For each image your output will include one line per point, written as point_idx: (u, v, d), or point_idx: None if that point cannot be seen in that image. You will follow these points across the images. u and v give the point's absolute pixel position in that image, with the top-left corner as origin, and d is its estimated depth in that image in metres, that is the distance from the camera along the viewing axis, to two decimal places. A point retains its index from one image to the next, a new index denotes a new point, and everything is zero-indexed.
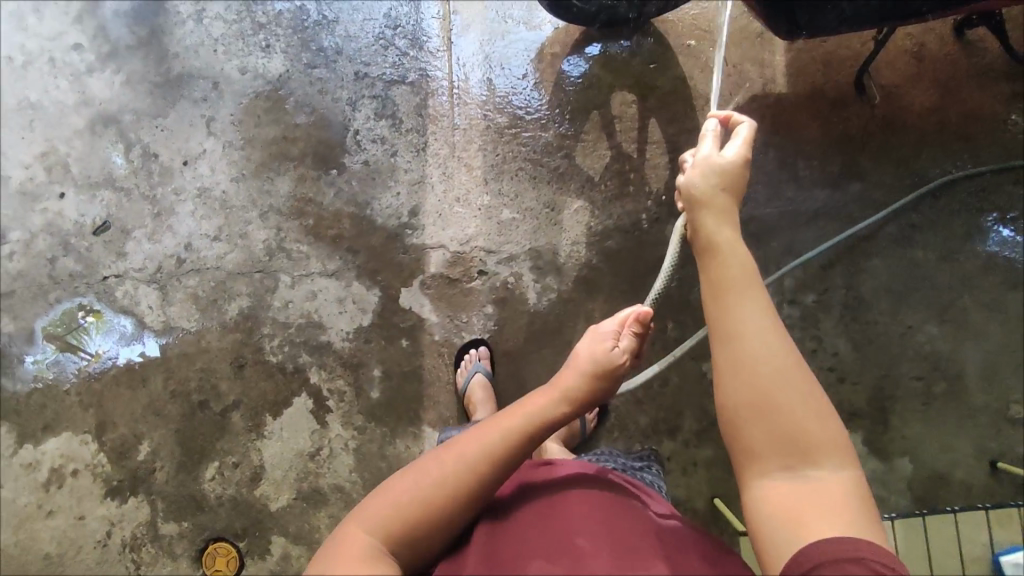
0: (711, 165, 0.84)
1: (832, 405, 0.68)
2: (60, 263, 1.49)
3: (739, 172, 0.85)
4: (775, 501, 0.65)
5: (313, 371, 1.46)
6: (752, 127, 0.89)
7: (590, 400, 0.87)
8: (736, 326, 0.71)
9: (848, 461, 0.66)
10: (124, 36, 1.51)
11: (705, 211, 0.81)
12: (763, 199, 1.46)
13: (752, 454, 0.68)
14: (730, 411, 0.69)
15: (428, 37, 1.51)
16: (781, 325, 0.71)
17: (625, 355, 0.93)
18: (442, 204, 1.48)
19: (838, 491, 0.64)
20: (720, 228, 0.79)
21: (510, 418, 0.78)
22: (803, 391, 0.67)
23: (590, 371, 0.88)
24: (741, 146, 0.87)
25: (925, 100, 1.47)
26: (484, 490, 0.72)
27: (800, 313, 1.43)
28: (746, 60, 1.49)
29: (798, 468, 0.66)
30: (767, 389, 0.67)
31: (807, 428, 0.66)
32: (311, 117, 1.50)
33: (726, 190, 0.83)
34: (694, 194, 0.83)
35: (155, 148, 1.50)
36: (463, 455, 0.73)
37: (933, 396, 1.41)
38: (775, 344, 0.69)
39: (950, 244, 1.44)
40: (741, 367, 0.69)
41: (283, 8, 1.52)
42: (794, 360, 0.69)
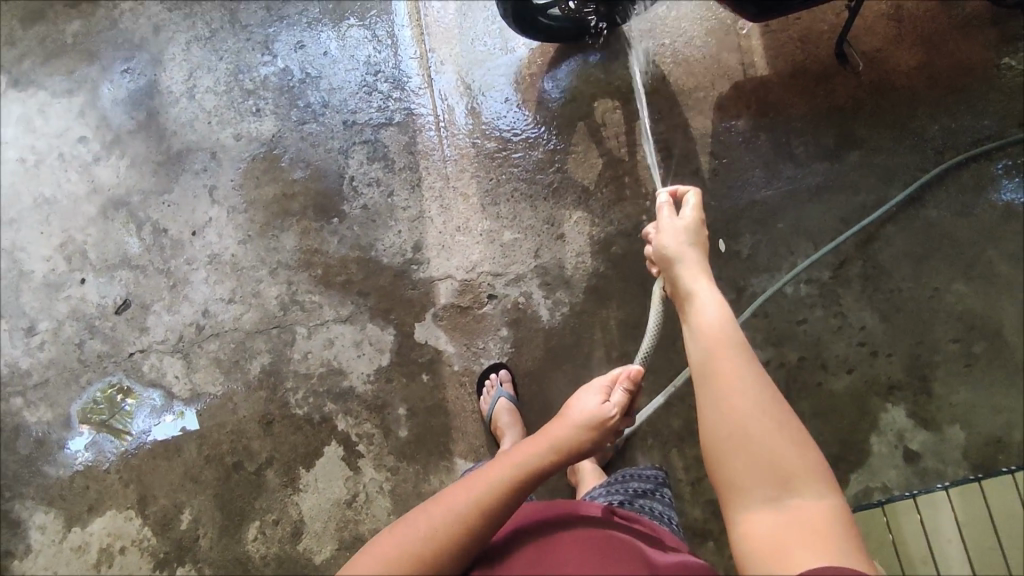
0: (679, 227, 0.96)
1: (812, 440, 0.72)
2: (88, 346, 1.53)
3: (702, 235, 0.96)
4: (760, 534, 0.67)
5: (340, 418, 1.47)
6: (701, 193, 1.00)
7: (581, 451, 0.89)
8: (715, 367, 0.77)
9: (830, 492, 0.69)
10: (124, 122, 1.59)
11: (676, 264, 0.92)
12: (762, 182, 1.45)
13: (736, 487, 0.71)
14: (714, 447, 0.73)
15: (409, 78, 1.56)
16: (757, 366, 0.77)
17: (615, 409, 0.92)
18: (444, 235, 1.49)
19: (821, 520, 0.66)
20: (692, 282, 0.89)
21: (498, 471, 0.82)
22: (782, 425, 0.72)
23: (580, 424, 0.90)
24: (693, 211, 0.98)
25: (912, 59, 1.45)
26: (470, 539, 0.75)
27: (819, 291, 1.40)
28: (722, 49, 1.50)
29: (780, 499, 0.68)
30: (746, 423, 0.72)
31: (786, 460, 0.69)
32: (307, 171, 1.54)
33: (693, 246, 0.94)
34: (667, 251, 0.94)
35: (164, 224, 1.55)
36: (449, 508, 0.76)
37: (975, 356, 1.36)
38: (752, 383, 0.75)
39: (963, 199, 1.40)
40: (722, 405, 0.74)
41: (268, 72, 1.58)
42: (773, 396, 0.74)
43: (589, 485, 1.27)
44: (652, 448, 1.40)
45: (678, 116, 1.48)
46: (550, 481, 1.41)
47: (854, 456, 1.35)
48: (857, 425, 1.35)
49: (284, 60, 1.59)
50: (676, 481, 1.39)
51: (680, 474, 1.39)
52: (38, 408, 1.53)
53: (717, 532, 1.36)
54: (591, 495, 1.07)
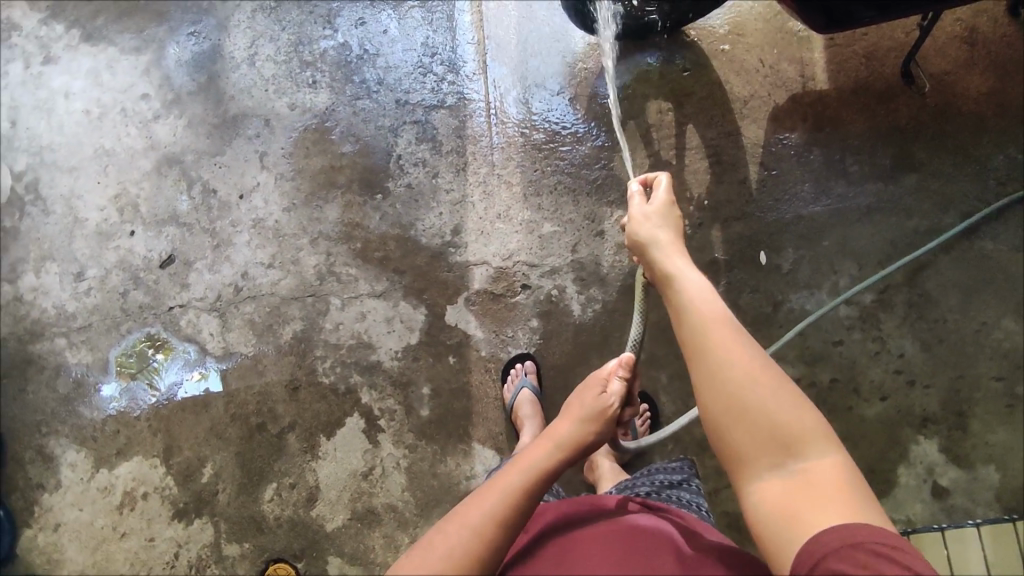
0: (649, 211, 0.95)
1: (807, 399, 0.71)
2: (131, 296, 1.59)
3: (673, 215, 0.95)
4: (771, 500, 0.67)
5: (364, 391, 1.49)
6: (667, 176, 0.99)
7: (587, 445, 0.88)
8: (706, 341, 0.75)
9: (833, 448, 0.68)
10: (186, 83, 1.64)
11: (653, 249, 0.91)
12: (810, 198, 1.42)
13: (741, 458, 0.70)
14: (715, 423, 0.73)
15: (464, 63, 1.57)
16: (744, 334, 0.76)
17: (615, 400, 0.92)
18: (483, 221, 1.50)
19: (828, 477, 0.66)
20: (668, 263, 0.88)
21: (508, 477, 0.79)
22: (777, 390, 0.71)
23: (582, 418, 0.90)
24: (665, 193, 0.97)
25: (982, 84, 1.40)
26: (492, 554, 0.73)
27: (859, 314, 1.36)
28: (783, 59, 1.47)
29: (786, 464, 0.68)
30: (741, 394, 0.71)
31: (786, 425, 0.69)
32: (356, 146, 1.56)
33: (666, 229, 0.93)
34: (639, 239, 0.93)
35: (214, 185, 1.60)
36: (467, 523, 0.73)
37: (1017, 396, 1.31)
38: (742, 354, 0.74)
39: (1021, 234, 1.35)
40: (715, 380, 0.73)
41: (328, 46, 1.61)
42: (764, 363, 0.73)
43: (605, 485, 1.26)
44: (672, 453, 1.39)
45: (731, 123, 1.46)
46: (565, 476, 1.41)
47: (880, 485, 1.31)
48: (885, 453, 1.32)
49: (345, 35, 1.61)
50: None
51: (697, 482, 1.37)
52: (79, 350, 1.59)
53: None
54: (617, 489, 1.08)
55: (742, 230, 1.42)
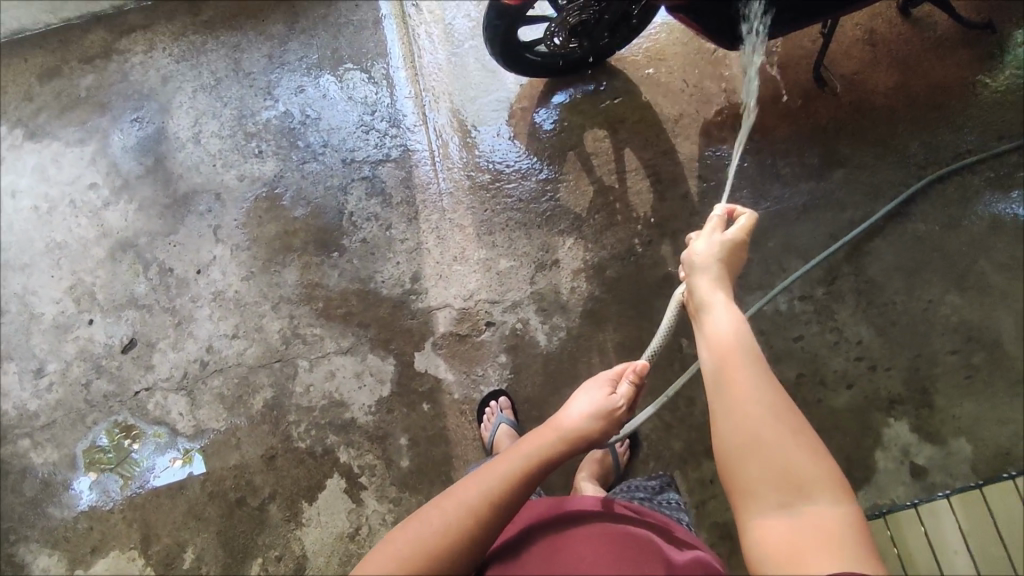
0: (716, 241, 0.96)
1: (825, 450, 0.71)
2: (94, 386, 1.56)
3: (736, 256, 0.96)
4: (773, 540, 0.65)
5: (342, 450, 1.47)
6: (753, 217, 0.99)
7: (589, 441, 0.90)
8: (730, 374, 0.77)
9: (843, 500, 0.67)
10: (133, 168, 1.66)
11: (701, 272, 0.92)
12: (750, 203, 1.48)
13: (749, 492, 0.69)
14: (727, 455, 0.72)
15: (405, 116, 1.62)
16: (771, 376, 0.77)
17: (623, 400, 0.94)
18: (441, 265, 1.53)
19: (834, 525, 0.65)
20: (713, 293, 0.89)
21: (506, 463, 0.82)
22: (795, 433, 0.71)
23: (588, 415, 0.91)
24: (740, 229, 0.97)
25: (889, 79, 1.50)
26: (481, 533, 0.74)
27: (814, 308, 1.41)
28: (705, 78, 1.55)
29: (793, 504, 0.67)
30: (757, 429, 0.71)
31: (798, 467, 0.68)
32: (307, 209, 1.59)
33: (723, 263, 0.93)
34: (696, 260, 0.94)
35: (170, 263, 1.60)
36: (460, 502, 0.76)
37: (974, 367, 1.35)
38: (764, 392, 0.74)
39: (950, 212, 1.42)
40: (736, 411, 0.73)
41: (270, 115, 1.65)
42: (787, 405, 0.73)
43: None
44: (655, 470, 1.39)
45: (665, 142, 1.53)
46: None
47: (860, 473, 1.33)
48: (860, 441, 1.34)
49: (286, 103, 1.66)
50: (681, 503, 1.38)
51: (684, 495, 1.37)
52: (44, 449, 1.54)
53: (726, 554, 1.34)
54: None
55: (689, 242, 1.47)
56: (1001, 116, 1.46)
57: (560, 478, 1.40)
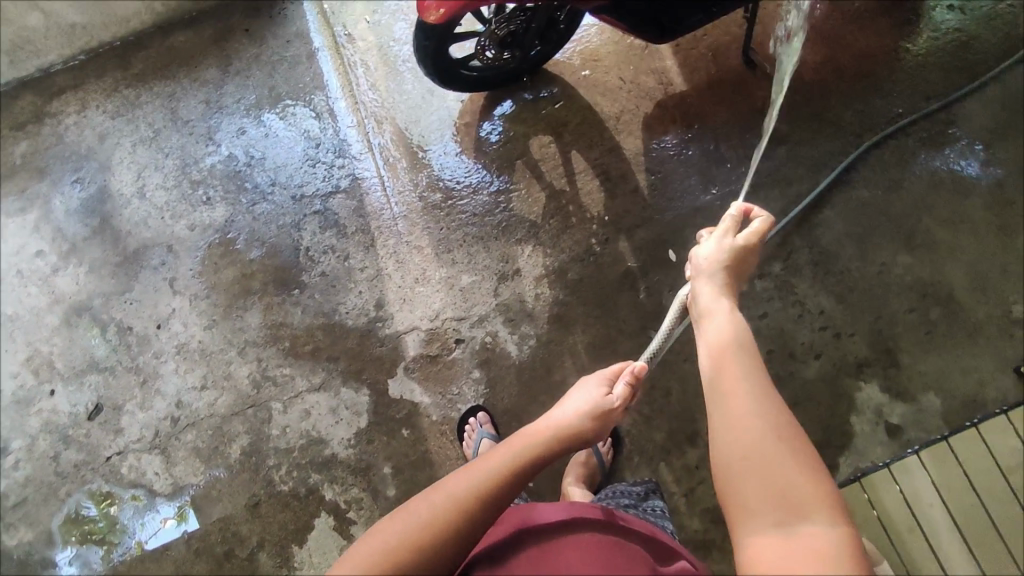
0: (726, 246, 0.94)
1: (828, 473, 0.65)
2: (64, 457, 1.51)
3: (745, 263, 0.94)
4: (766, 561, 0.59)
5: (327, 488, 1.45)
6: (768, 221, 0.96)
7: (581, 438, 0.93)
8: (728, 382, 0.73)
9: (844, 526, 0.61)
10: (79, 230, 1.62)
11: (706, 278, 0.91)
12: (699, 190, 1.50)
13: (744, 508, 0.64)
14: (722, 467, 0.67)
15: (350, 145, 1.62)
16: (772, 387, 0.72)
17: (617, 401, 0.97)
18: (404, 288, 1.52)
19: (833, 549, 0.58)
20: (719, 300, 0.87)
21: (501, 455, 0.84)
22: (797, 449, 0.66)
23: (582, 413, 0.95)
24: (751, 235, 0.95)
25: (816, 55, 1.55)
26: (471, 522, 0.74)
27: (774, 284, 1.43)
28: (641, 73, 1.58)
29: (789, 524, 0.61)
30: (755, 441, 0.66)
31: (797, 485, 0.63)
32: (263, 249, 1.57)
33: (730, 270, 0.92)
34: (703, 265, 0.92)
35: (129, 322, 1.57)
36: (449, 493, 0.75)
37: (933, 322, 1.39)
38: (764, 403, 0.70)
39: (890, 175, 1.46)
40: (733, 421, 0.69)
41: (214, 161, 1.63)
42: (789, 420, 0.68)
43: None
44: (641, 464, 1.40)
45: (609, 140, 1.55)
46: None
47: (838, 440, 1.35)
48: (835, 408, 1.36)
49: (229, 147, 1.64)
50: (670, 494, 1.38)
51: (672, 486, 1.38)
52: (18, 529, 1.49)
53: (721, 539, 1.35)
54: None
55: (645, 235, 1.49)
56: (925, 78, 1.51)
57: (548, 486, 1.40)
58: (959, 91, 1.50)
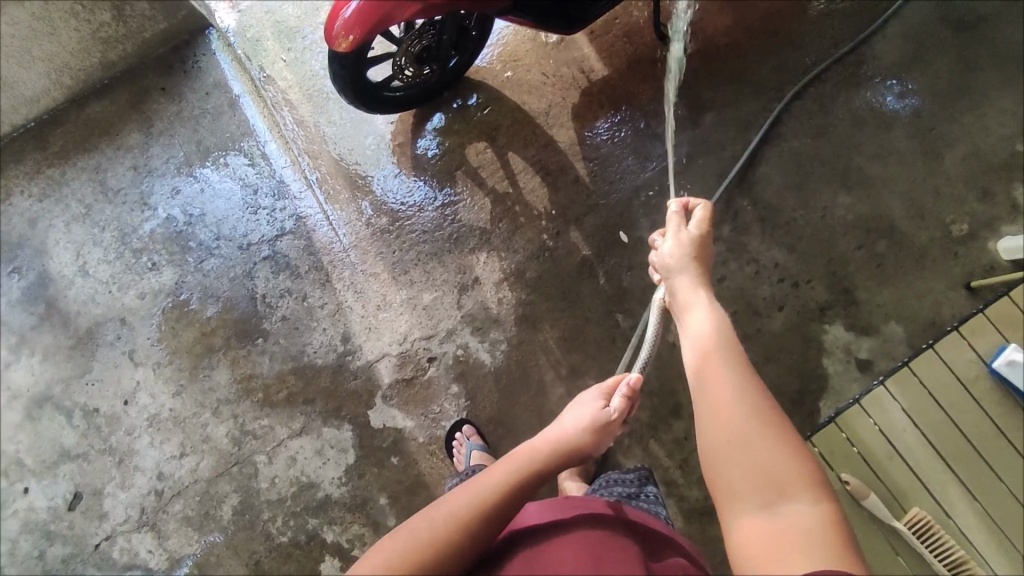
0: (684, 238, 1.03)
1: (806, 450, 0.73)
2: (50, 553, 1.46)
3: (704, 250, 1.04)
4: (755, 541, 0.67)
5: (326, 530, 1.43)
6: (708, 208, 1.06)
7: (580, 452, 0.96)
8: (709, 378, 0.82)
9: (823, 498, 0.69)
10: (26, 320, 1.57)
11: (676, 274, 1.00)
12: (638, 168, 1.53)
13: (733, 492, 0.72)
14: (711, 456, 0.76)
15: (289, 185, 1.60)
16: (749, 374, 0.81)
17: (615, 413, 1.01)
18: (368, 317, 1.51)
19: (814, 521, 0.66)
20: (690, 292, 0.97)
21: (503, 472, 0.85)
22: (775, 433, 0.74)
23: (580, 427, 0.98)
24: (700, 224, 1.05)
25: (725, 19, 1.58)
26: (469, 536, 0.75)
27: (726, 247, 1.46)
28: (561, 65, 1.60)
29: (775, 505, 0.68)
30: (739, 431, 0.74)
31: (779, 467, 0.71)
32: (219, 305, 1.55)
33: (694, 259, 1.01)
34: (669, 262, 1.02)
35: (94, 403, 1.53)
36: (450, 510, 0.76)
37: (882, 254, 1.43)
38: (744, 393, 0.78)
39: (815, 122, 1.51)
40: (716, 413, 0.77)
41: (153, 226, 1.60)
42: (769, 408, 0.77)
43: None
44: (631, 446, 1.41)
45: (543, 135, 1.56)
46: None
47: (815, 384, 1.38)
48: (806, 355, 1.39)
49: (165, 209, 1.61)
50: (665, 469, 1.40)
51: (666, 460, 1.40)
52: None
53: None
54: None
55: (595, 221, 1.50)
56: (831, 24, 1.56)
57: (545, 485, 1.40)
58: (864, 32, 1.55)
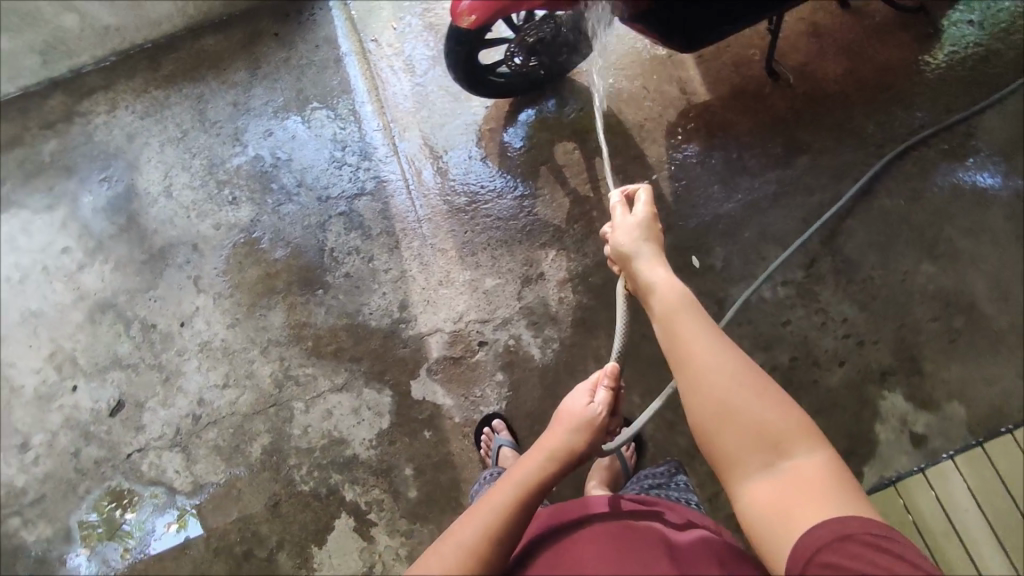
0: (630, 223, 0.93)
1: (792, 399, 0.71)
2: (84, 454, 1.51)
3: (656, 226, 0.93)
4: (762, 501, 0.66)
5: (347, 488, 1.45)
6: (652, 188, 0.96)
7: (576, 456, 0.83)
8: (685, 349, 0.76)
9: (820, 445, 0.68)
10: (105, 228, 1.63)
11: (633, 255, 0.89)
12: (722, 197, 1.52)
13: (732, 461, 0.70)
14: (703, 430, 0.73)
15: (376, 148, 1.63)
16: (724, 338, 0.77)
17: (602, 408, 0.87)
18: (428, 290, 1.53)
19: (817, 471, 0.66)
20: (648, 273, 0.87)
21: (498, 492, 0.76)
22: (764, 391, 0.71)
23: (570, 429, 0.84)
24: (648, 204, 0.95)
25: (837, 67, 1.57)
26: (486, 562, 0.69)
27: (796, 291, 1.44)
28: (664, 82, 1.60)
29: (774, 463, 0.67)
30: (727, 400, 0.71)
31: (773, 425, 0.69)
32: (287, 249, 1.58)
33: (648, 240, 0.91)
34: (622, 247, 0.91)
35: (152, 319, 1.58)
36: (458, 542, 0.70)
37: (957, 331, 1.39)
38: (724, 359, 0.74)
39: (912, 186, 1.48)
40: (699, 385, 0.73)
41: (241, 161, 1.65)
42: (750, 370, 0.73)
43: None
44: None
45: (634, 147, 1.56)
46: None
47: (863, 448, 1.35)
48: (859, 416, 1.36)
49: (255, 148, 1.66)
50: None
51: (696, 490, 1.37)
52: (36, 525, 1.48)
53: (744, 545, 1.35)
54: None
55: (670, 241, 1.50)
56: (945, 91, 1.53)
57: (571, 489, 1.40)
58: (980, 104, 1.51)
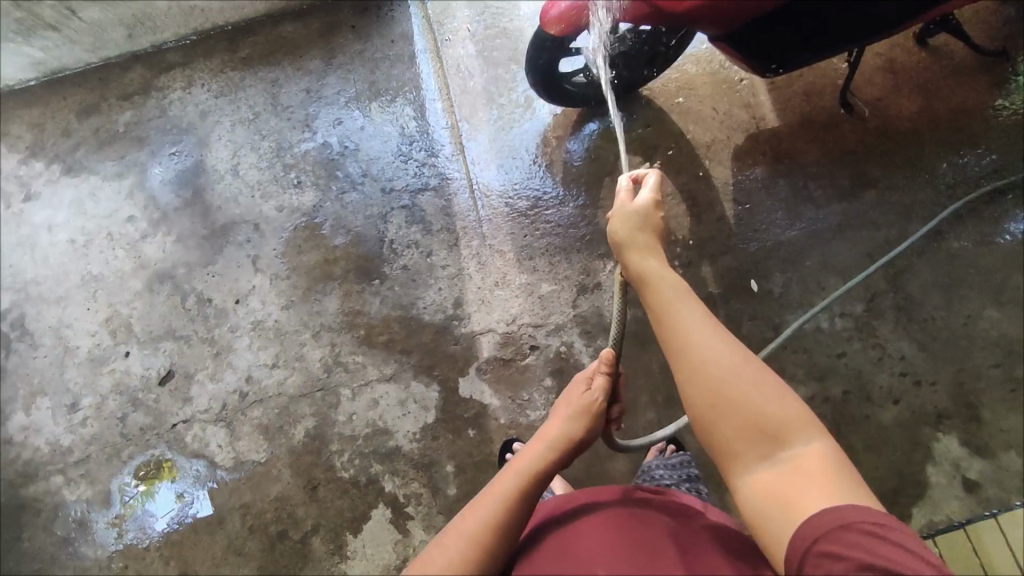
0: (628, 211, 0.93)
1: (788, 389, 0.73)
2: (130, 419, 1.53)
3: (657, 217, 0.93)
4: (761, 489, 0.69)
5: (387, 479, 1.45)
6: (659, 175, 0.96)
7: (576, 443, 0.87)
8: (684, 340, 0.78)
9: (816, 435, 0.70)
10: (171, 201, 1.67)
11: (630, 246, 0.89)
12: (785, 224, 1.51)
13: (732, 451, 0.72)
14: (701, 421, 0.75)
15: (441, 146, 1.65)
16: (722, 329, 0.79)
17: (599, 395, 0.92)
18: (483, 290, 1.53)
19: (816, 460, 0.68)
20: (645, 264, 0.87)
21: (502, 480, 0.78)
22: (761, 381, 0.73)
23: (568, 416, 0.89)
24: (651, 193, 0.94)
25: (912, 105, 1.56)
26: (495, 550, 0.71)
27: (855, 324, 1.43)
28: (735, 105, 1.60)
29: (773, 454, 0.70)
30: (725, 391, 0.73)
31: (770, 415, 0.71)
32: (347, 237, 1.60)
33: (646, 230, 0.91)
34: (619, 237, 0.91)
35: (209, 294, 1.60)
36: (465, 530, 0.72)
37: (1018, 380, 1.37)
38: (721, 351, 0.76)
39: (981, 231, 1.47)
40: (697, 375, 0.75)
41: (308, 147, 1.68)
42: (747, 361, 0.75)
43: None
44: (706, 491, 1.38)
45: (700, 167, 1.57)
46: None
47: (911, 488, 1.33)
48: (910, 456, 1.35)
49: (324, 135, 1.68)
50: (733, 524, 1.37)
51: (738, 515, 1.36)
52: (78, 485, 1.51)
53: None
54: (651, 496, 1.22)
55: (730, 262, 1.50)
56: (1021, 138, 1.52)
57: None
58: None
